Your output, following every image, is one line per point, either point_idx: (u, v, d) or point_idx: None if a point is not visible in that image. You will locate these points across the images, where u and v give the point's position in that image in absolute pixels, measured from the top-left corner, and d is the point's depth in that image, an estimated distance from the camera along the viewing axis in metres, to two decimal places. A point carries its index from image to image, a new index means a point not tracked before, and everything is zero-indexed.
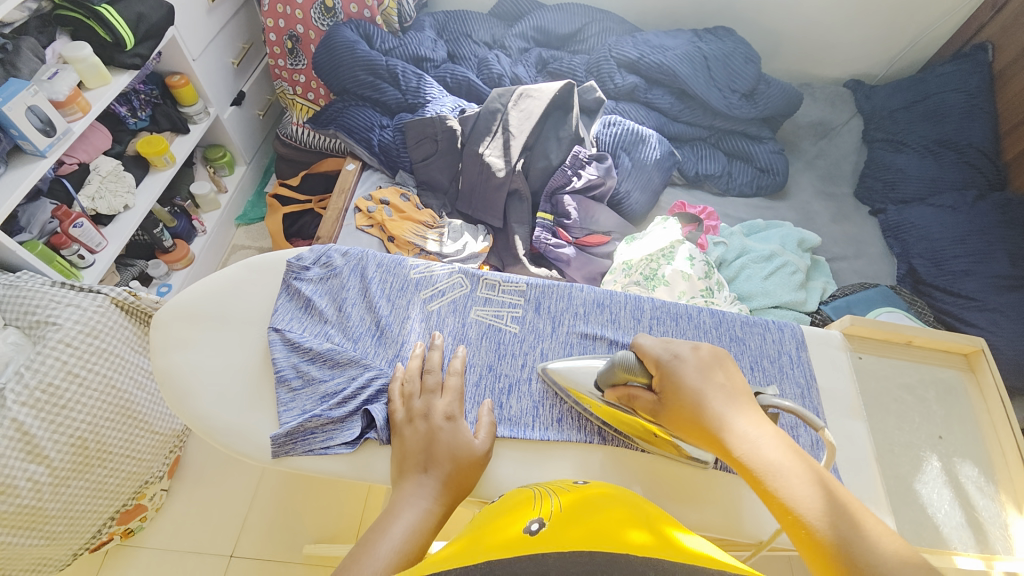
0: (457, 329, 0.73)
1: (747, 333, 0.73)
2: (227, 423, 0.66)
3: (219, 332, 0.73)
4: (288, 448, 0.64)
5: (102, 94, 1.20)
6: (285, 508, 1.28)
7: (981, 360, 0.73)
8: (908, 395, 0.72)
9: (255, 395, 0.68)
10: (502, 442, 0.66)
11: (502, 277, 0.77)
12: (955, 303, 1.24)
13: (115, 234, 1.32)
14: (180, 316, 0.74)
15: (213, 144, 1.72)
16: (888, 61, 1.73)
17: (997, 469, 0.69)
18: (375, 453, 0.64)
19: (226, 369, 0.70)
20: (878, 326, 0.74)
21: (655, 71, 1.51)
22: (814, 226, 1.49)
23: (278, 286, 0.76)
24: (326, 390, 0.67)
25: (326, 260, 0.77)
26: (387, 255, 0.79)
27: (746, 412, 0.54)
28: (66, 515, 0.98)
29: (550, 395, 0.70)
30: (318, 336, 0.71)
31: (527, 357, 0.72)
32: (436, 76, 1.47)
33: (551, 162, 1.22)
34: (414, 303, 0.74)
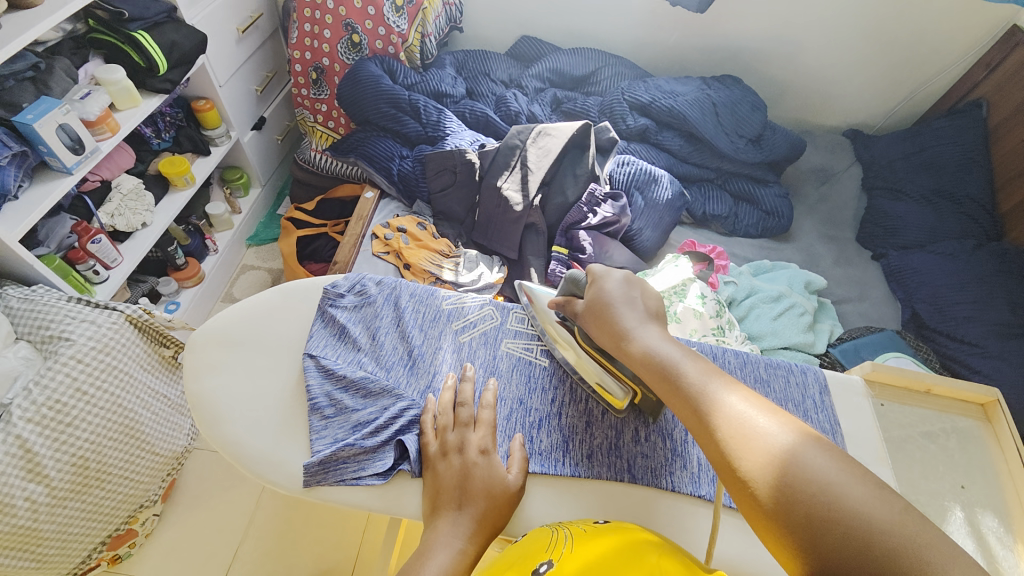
0: (488, 361, 0.74)
1: (772, 375, 0.75)
2: (257, 450, 0.65)
3: (251, 357, 0.72)
4: (320, 478, 0.62)
5: (131, 116, 1.23)
6: (282, 536, 1.24)
7: (997, 410, 0.74)
8: (931, 442, 0.73)
9: (286, 423, 0.67)
10: (534, 477, 0.65)
11: (531, 312, 0.79)
12: (959, 348, 1.26)
13: (131, 250, 1.32)
14: (211, 340, 0.73)
15: (231, 165, 1.76)
16: (884, 114, 1.81)
17: (1016, 520, 0.68)
18: (407, 486, 0.63)
19: (258, 394, 0.69)
20: (899, 373, 0.76)
21: (666, 114, 1.57)
22: (818, 268, 1.52)
23: (312, 312, 0.77)
24: (359, 419, 0.67)
25: (361, 289, 0.79)
26: (419, 285, 0.81)
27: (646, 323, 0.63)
28: (60, 537, 0.95)
29: (580, 429, 0.69)
30: (352, 363, 0.72)
31: (557, 391, 0.72)
32: (455, 110, 1.53)
33: (567, 199, 1.25)
34: (446, 334, 0.76)
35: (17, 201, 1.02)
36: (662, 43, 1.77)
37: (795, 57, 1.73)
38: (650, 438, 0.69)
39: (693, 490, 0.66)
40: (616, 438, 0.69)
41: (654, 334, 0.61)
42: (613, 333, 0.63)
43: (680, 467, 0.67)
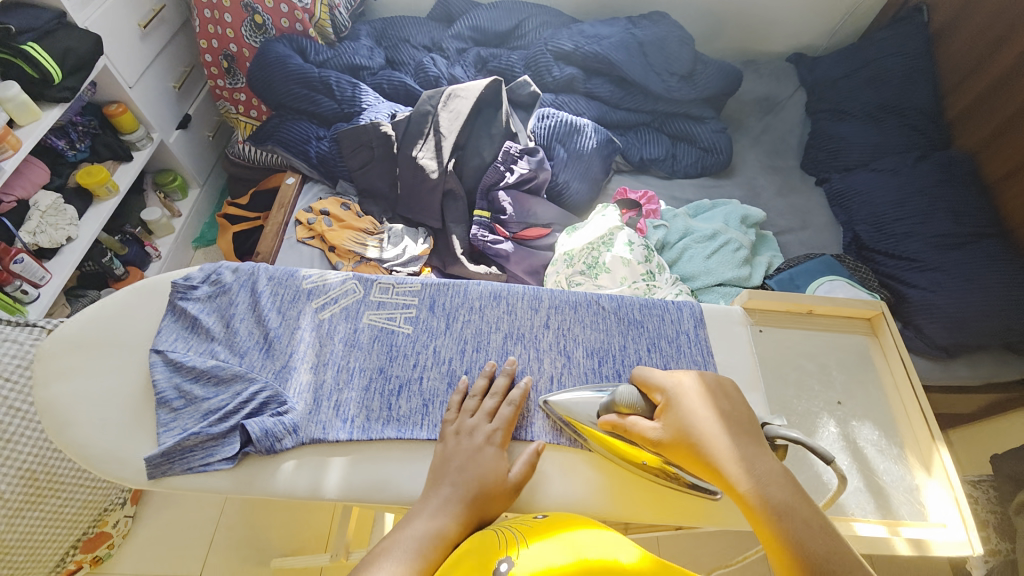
0: (349, 335, 0.68)
1: (646, 315, 0.74)
2: (103, 449, 0.61)
3: (102, 357, 0.66)
4: (164, 469, 0.58)
5: (34, 130, 1.18)
6: (252, 522, 1.28)
7: (881, 322, 0.76)
8: (810, 362, 0.74)
9: (138, 420, 0.62)
10: (387, 442, 0.62)
11: (397, 279, 0.72)
12: (898, 265, 1.23)
13: (57, 267, 1.31)
14: (63, 345, 0.66)
15: (162, 168, 1.72)
16: (830, 33, 1.74)
17: (902, 430, 0.71)
18: (257, 466, 0.60)
19: (109, 395, 0.63)
20: (777, 300, 0.75)
21: (592, 60, 1.51)
22: (761, 201, 1.49)
23: (158, 305, 0.69)
24: (209, 407, 0.62)
25: (216, 277, 0.71)
26: (279, 265, 0.73)
27: (746, 448, 0.54)
28: (25, 545, 0.98)
29: (442, 392, 0.65)
30: (204, 354, 0.65)
31: (421, 357, 0.67)
32: (372, 83, 1.47)
33: (484, 159, 1.22)
34: (305, 312, 0.69)
35: None
36: None
37: None
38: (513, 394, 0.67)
39: (552, 439, 0.65)
40: None
41: (766, 465, 0.53)
42: (707, 468, 0.54)
43: (541, 416, 0.66)
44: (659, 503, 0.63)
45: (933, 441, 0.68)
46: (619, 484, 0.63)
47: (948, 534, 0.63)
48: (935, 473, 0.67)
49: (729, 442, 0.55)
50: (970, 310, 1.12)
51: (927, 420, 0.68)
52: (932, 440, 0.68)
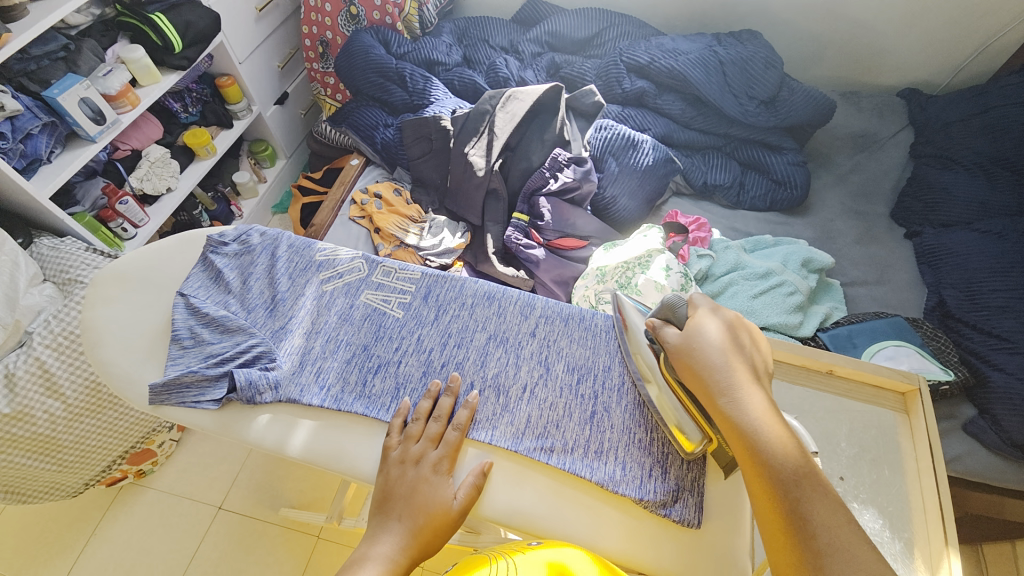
0: (344, 310, 0.72)
1: None
2: (122, 370, 0.68)
3: (138, 293, 0.74)
4: (161, 398, 0.64)
5: (151, 91, 1.39)
6: (271, 471, 1.39)
7: (916, 400, 0.68)
8: (814, 426, 0.69)
9: (154, 350, 0.69)
10: (355, 417, 0.65)
11: (400, 265, 0.76)
12: (985, 343, 1.06)
13: (156, 212, 1.51)
14: (114, 278, 0.75)
15: (257, 137, 1.91)
16: (953, 69, 1.54)
17: (915, 526, 0.63)
18: (238, 414, 0.65)
19: (136, 326, 0.71)
20: (791, 351, 0.72)
21: (666, 76, 1.45)
22: (834, 246, 1.34)
23: (194, 255, 0.77)
24: (211, 351, 0.68)
25: (244, 238, 0.78)
26: (300, 236, 0.79)
27: (747, 376, 0.58)
28: (77, 446, 1.12)
29: (415, 377, 0.67)
30: (218, 304, 0.72)
31: (404, 342, 0.69)
32: (445, 79, 1.53)
33: (532, 164, 1.23)
34: (311, 282, 0.74)
35: (51, 165, 1.22)
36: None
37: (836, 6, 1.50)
38: (483, 393, 0.66)
39: (510, 446, 0.63)
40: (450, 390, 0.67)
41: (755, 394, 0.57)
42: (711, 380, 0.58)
43: (504, 422, 0.65)
44: (624, 530, 0.60)
45: (945, 545, 0.59)
46: (583, 503, 0.61)
47: None
48: None
49: (728, 365, 0.59)
50: None
51: (944, 520, 0.61)
52: (945, 543, 0.60)
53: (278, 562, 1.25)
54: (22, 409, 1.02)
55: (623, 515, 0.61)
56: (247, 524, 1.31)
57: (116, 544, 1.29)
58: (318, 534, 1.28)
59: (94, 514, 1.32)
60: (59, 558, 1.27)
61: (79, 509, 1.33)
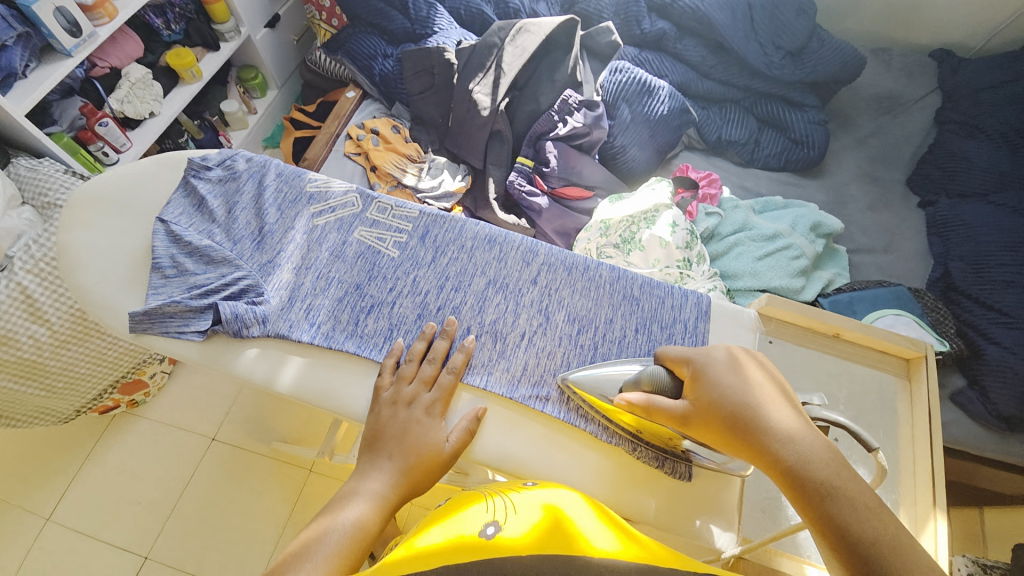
0: (336, 246, 0.68)
1: (644, 294, 0.68)
2: (101, 296, 0.65)
3: (114, 216, 0.69)
4: (143, 327, 0.61)
5: (130, 2, 1.27)
6: (263, 408, 1.40)
7: (920, 367, 0.67)
8: (812, 387, 0.67)
9: (134, 277, 0.66)
10: (346, 356, 0.63)
11: (396, 202, 0.72)
12: (985, 316, 1.06)
13: (139, 138, 1.42)
14: (88, 198, 0.70)
15: (246, 63, 1.78)
16: (990, 31, 1.43)
17: (901, 487, 0.64)
18: (223, 346, 0.63)
19: (113, 250, 0.67)
20: (800, 312, 0.68)
21: (689, 17, 1.35)
22: (844, 212, 1.30)
23: (175, 180, 0.72)
24: (196, 282, 0.65)
25: (230, 164, 0.73)
26: (290, 165, 0.74)
27: (789, 421, 0.48)
28: (66, 374, 1.12)
29: (409, 320, 0.65)
30: (202, 233, 0.68)
31: (398, 283, 0.67)
32: (449, 7, 1.41)
33: (539, 106, 1.16)
34: (302, 215, 0.70)
35: (25, 81, 1.12)
36: None
37: None
38: (480, 339, 0.65)
39: (504, 393, 0.62)
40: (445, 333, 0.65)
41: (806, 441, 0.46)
42: (741, 441, 0.49)
43: (500, 368, 0.63)
44: (615, 479, 0.60)
45: (932, 507, 0.60)
46: (575, 449, 0.61)
47: None
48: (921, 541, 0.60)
49: (763, 413, 0.49)
50: None
51: (933, 484, 0.61)
52: (933, 507, 0.61)
53: (270, 493, 1.29)
54: (6, 334, 1.01)
55: (616, 465, 0.61)
56: (239, 456, 1.33)
57: (110, 469, 1.31)
58: (310, 468, 1.31)
59: (88, 440, 1.34)
60: (56, 479, 1.30)
61: (73, 435, 1.34)
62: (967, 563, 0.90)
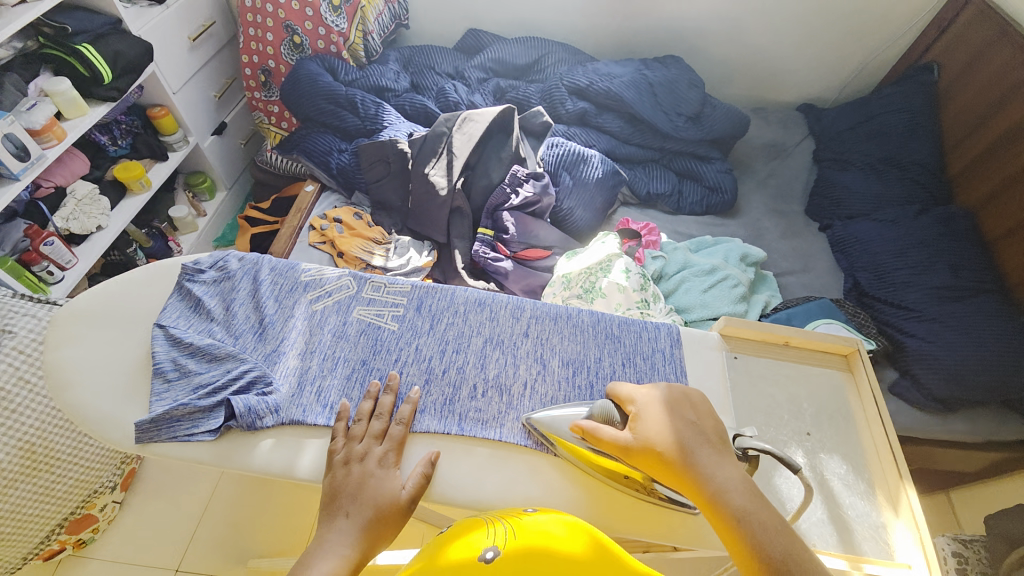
0: (337, 327, 0.72)
1: (624, 331, 0.76)
2: (94, 411, 0.63)
3: (102, 330, 0.69)
4: (150, 436, 0.61)
5: (79, 124, 1.30)
6: (234, 522, 1.30)
7: (857, 360, 0.79)
8: (780, 392, 0.76)
9: (132, 387, 0.65)
10: (364, 433, 0.64)
11: (389, 279, 0.77)
12: (896, 314, 1.24)
13: (86, 252, 1.39)
14: (73, 316, 0.71)
15: (194, 170, 1.82)
16: (839, 86, 1.80)
17: (872, 468, 0.71)
18: (237, 442, 0.62)
19: (106, 363, 0.66)
20: (754, 328, 0.78)
21: (604, 97, 1.58)
22: (763, 242, 1.50)
23: (170, 285, 0.74)
24: (200, 381, 0.65)
25: (221, 264, 0.76)
26: (281, 258, 0.78)
27: (717, 457, 0.57)
28: (14, 517, 1.03)
29: (419, 387, 0.68)
30: (200, 332, 0.69)
31: (402, 353, 0.70)
32: (395, 104, 1.56)
33: (492, 181, 1.29)
34: (300, 303, 0.73)
35: None
36: (604, 27, 1.76)
37: (740, 33, 1.72)
38: (486, 394, 0.69)
39: (519, 441, 0.66)
40: (452, 394, 0.68)
41: (730, 473, 0.56)
42: (678, 477, 0.57)
43: (511, 419, 0.67)
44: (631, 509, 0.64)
45: (900, 479, 0.68)
46: (569, 481, 0.64)
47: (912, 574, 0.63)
48: (902, 514, 0.67)
49: (698, 451, 0.58)
50: (968, 363, 1.11)
51: (895, 458, 0.70)
52: (900, 479, 0.68)
53: None
54: None
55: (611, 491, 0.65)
56: None
57: None
58: None
59: None
60: None
61: None
62: (949, 542, 1.00)
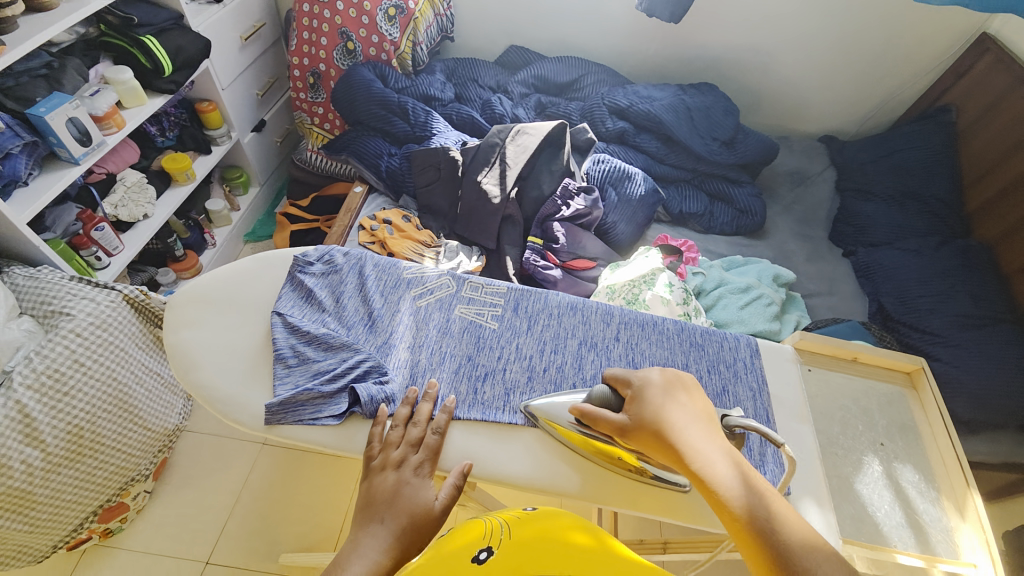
0: (442, 323, 0.81)
1: (707, 340, 0.83)
2: (224, 393, 0.74)
3: (225, 314, 0.81)
4: (279, 417, 0.70)
5: (137, 113, 1.32)
6: (265, 517, 1.29)
7: (922, 378, 0.83)
8: (852, 404, 0.81)
9: (254, 368, 0.76)
10: (474, 423, 0.73)
11: (485, 281, 0.86)
12: (921, 338, 1.31)
13: (132, 240, 1.41)
14: (192, 298, 0.82)
15: (231, 164, 1.84)
16: (859, 120, 1.89)
17: (939, 477, 0.76)
18: (357, 427, 0.72)
19: (229, 345, 0.78)
20: (826, 343, 0.84)
21: (643, 118, 1.64)
22: (791, 264, 1.56)
23: (280, 277, 0.85)
24: (319, 368, 0.75)
25: (328, 258, 0.87)
26: (383, 257, 0.89)
27: (707, 433, 0.60)
28: (53, 503, 1.01)
29: (521, 383, 0.76)
30: (315, 322, 0.80)
31: (504, 350, 0.79)
32: (442, 113, 1.60)
33: (543, 192, 1.34)
34: (405, 298, 0.84)
35: (28, 188, 1.12)
36: (642, 51, 1.84)
37: (770, 66, 1.81)
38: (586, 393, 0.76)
39: None
40: (554, 391, 0.76)
41: (718, 447, 0.59)
42: (670, 453, 0.60)
43: None
44: None
45: (967, 487, 0.74)
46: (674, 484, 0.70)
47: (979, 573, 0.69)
48: (969, 519, 0.72)
49: (689, 429, 0.61)
50: (993, 388, 1.17)
51: (963, 468, 0.75)
52: (967, 487, 0.74)
53: None
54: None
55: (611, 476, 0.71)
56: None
57: None
58: None
59: None
60: None
61: None
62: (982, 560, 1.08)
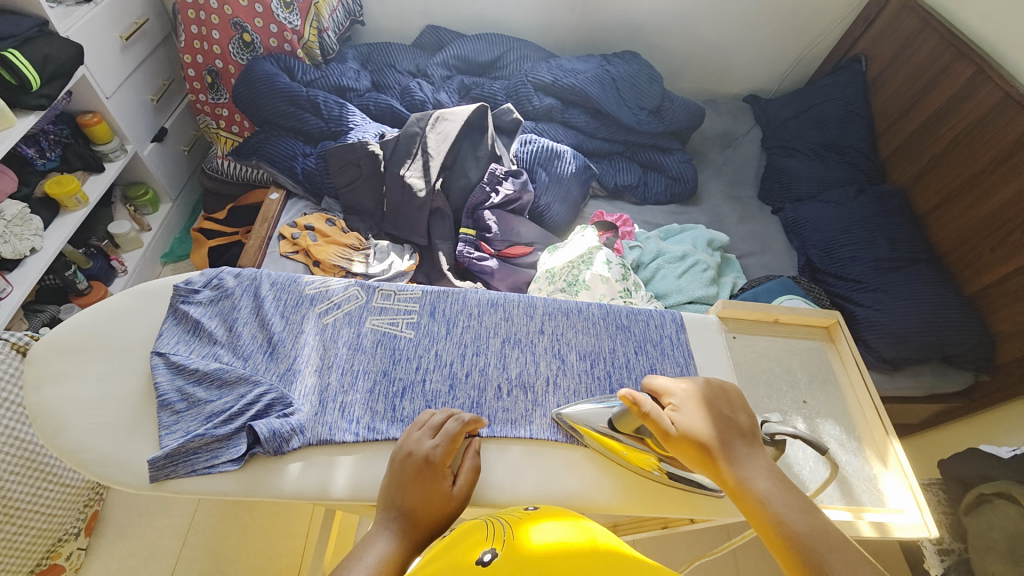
0: (352, 339, 0.78)
1: (632, 321, 0.84)
2: (101, 453, 0.67)
3: (98, 363, 0.74)
4: (168, 470, 0.65)
5: (5, 138, 1.15)
6: (217, 554, 1.21)
7: (838, 331, 0.87)
8: (776, 364, 0.84)
9: (136, 420, 0.70)
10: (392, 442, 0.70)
11: (397, 287, 0.83)
12: (847, 286, 1.36)
13: (21, 278, 1.26)
14: (55, 349, 0.75)
15: (132, 181, 1.67)
16: (778, 78, 1.94)
17: (860, 428, 0.80)
18: (258, 467, 0.67)
19: (105, 398, 0.71)
20: (748, 308, 0.85)
21: (570, 92, 1.61)
22: (724, 226, 1.60)
23: (162, 312, 0.79)
24: (213, 409, 0.70)
25: (217, 283, 0.81)
26: (281, 274, 0.84)
27: (750, 449, 0.63)
28: None
29: (443, 393, 0.74)
30: (205, 357, 0.74)
31: (421, 360, 0.77)
32: (359, 104, 1.51)
33: (470, 180, 1.29)
34: (308, 318, 0.79)
35: None
36: (563, 23, 1.79)
37: (689, 30, 1.81)
38: (511, 394, 0.75)
39: (550, 436, 0.72)
40: (478, 396, 0.74)
41: (759, 462, 0.62)
42: (711, 465, 0.63)
43: (538, 415, 0.74)
44: (656, 491, 0.70)
45: (887, 435, 0.77)
46: (603, 471, 0.71)
47: (906, 518, 0.71)
48: (890, 465, 0.76)
49: (733, 443, 0.64)
50: (913, 326, 1.24)
51: (879, 416, 0.78)
52: (886, 436, 0.77)
53: None
54: None
55: (640, 481, 0.70)
56: None
57: None
58: None
59: None
60: None
61: None
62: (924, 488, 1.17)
